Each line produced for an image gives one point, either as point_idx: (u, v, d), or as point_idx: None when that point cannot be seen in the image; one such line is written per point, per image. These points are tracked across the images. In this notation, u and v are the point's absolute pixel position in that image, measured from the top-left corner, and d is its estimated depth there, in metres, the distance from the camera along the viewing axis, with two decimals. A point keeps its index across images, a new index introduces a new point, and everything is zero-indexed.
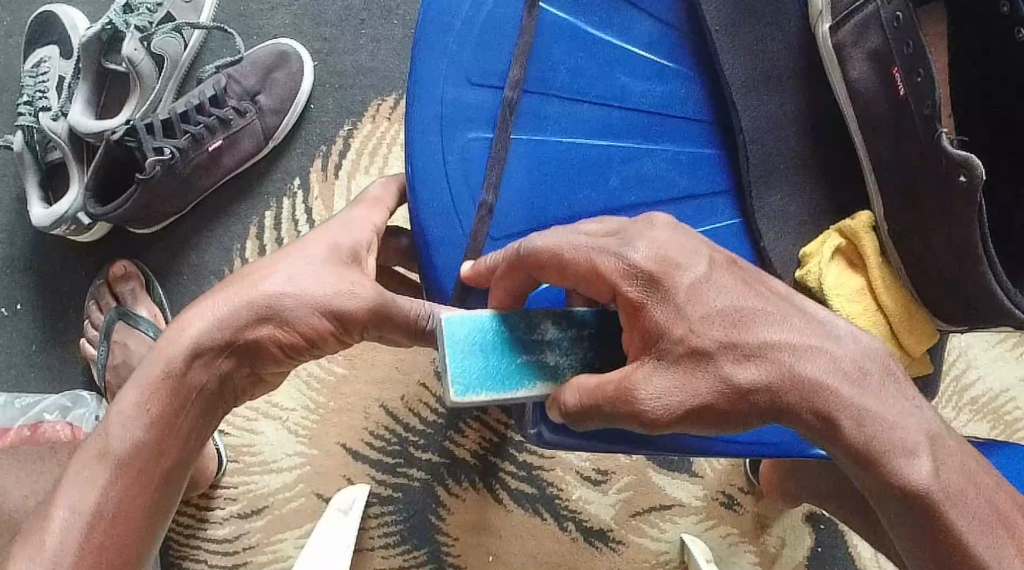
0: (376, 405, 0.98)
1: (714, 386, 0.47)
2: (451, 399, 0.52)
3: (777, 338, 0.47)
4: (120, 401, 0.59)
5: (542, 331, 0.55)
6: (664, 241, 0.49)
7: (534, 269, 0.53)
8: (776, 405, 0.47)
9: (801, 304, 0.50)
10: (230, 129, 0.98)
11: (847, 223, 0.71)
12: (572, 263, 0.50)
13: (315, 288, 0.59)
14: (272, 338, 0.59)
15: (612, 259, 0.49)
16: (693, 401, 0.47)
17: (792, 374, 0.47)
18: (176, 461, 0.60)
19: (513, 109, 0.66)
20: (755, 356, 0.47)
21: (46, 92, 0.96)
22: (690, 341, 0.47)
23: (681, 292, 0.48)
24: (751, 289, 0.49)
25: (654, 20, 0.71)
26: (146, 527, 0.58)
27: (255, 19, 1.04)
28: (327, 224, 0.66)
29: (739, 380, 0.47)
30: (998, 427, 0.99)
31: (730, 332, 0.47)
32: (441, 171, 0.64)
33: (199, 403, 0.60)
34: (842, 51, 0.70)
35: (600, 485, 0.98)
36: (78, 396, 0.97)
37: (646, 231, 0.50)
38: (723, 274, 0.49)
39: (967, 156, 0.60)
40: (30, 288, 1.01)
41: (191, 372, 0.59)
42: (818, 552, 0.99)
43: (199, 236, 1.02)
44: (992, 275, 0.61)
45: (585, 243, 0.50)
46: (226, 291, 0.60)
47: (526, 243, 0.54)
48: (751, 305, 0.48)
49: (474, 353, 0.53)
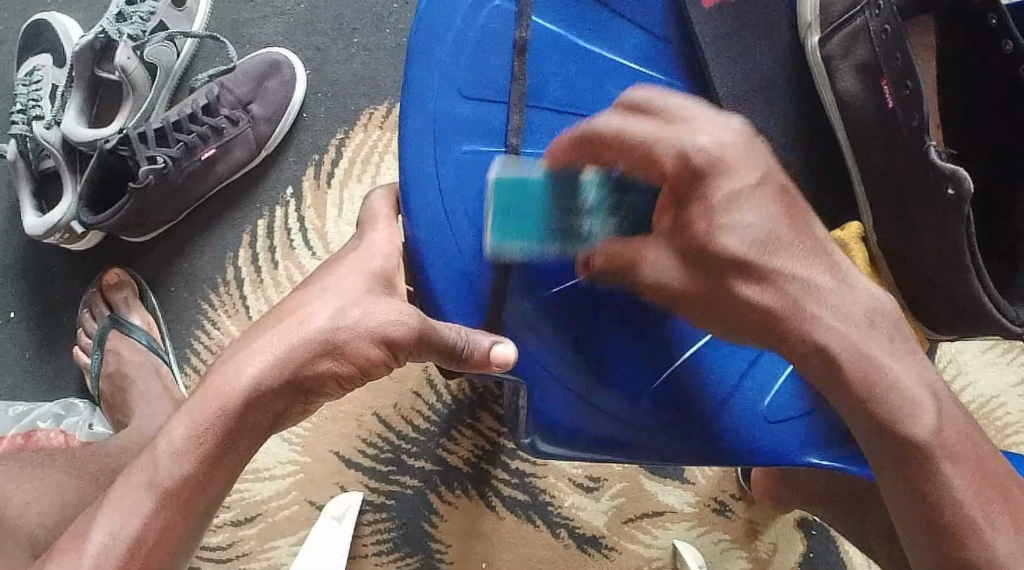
0: (369, 414, 0.98)
1: (712, 287, 0.56)
2: (487, 250, 0.61)
3: (790, 270, 0.55)
4: (166, 438, 0.56)
5: (580, 197, 0.58)
6: (724, 140, 0.54)
7: (594, 148, 0.56)
8: (768, 324, 0.56)
9: (832, 250, 0.56)
10: (223, 138, 0.99)
11: (837, 233, 0.72)
12: (631, 148, 0.54)
13: (364, 320, 0.58)
14: (330, 373, 0.58)
15: (669, 149, 0.53)
16: (687, 284, 0.58)
17: (799, 305, 0.55)
18: (218, 493, 0.58)
19: (522, 125, 0.65)
20: (763, 279, 0.55)
21: (39, 100, 0.97)
22: (705, 241, 0.55)
23: (718, 197, 0.54)
24: (787, 214, 0.56)
25: (644, 31, 0.71)
26: (179, 549, 0.57)
27: (249, 27, 1.04)
28: (350, 250, 0.63)
29: (742, 292, 0.55)
30: (990, 432, 1.00)
31: (748, 252, 0.55)
32: (435, 184, 0.61)
33: (250, 439, 0.58)
34: (831, 63, 0.72)
35: (592, 492, 0.99)
36: (71, 404, 0.99)
37: (707, 124, 0.54)
38: (765, 192, 0.55)
39: (954, 169, 0.62)
40: (22, 297, 1.01)
41: (248, 412, 0.57)
42: (810, 558, 0.99)
43: (192, 244, 1.02)
44: (982, 288, 0.63)
45: (647, 133, 0.54)
46: (273, 330, 0.58)
47: (593, 119, 0.56)
48: (781, 234, 0.55)
49: (511, 214, 0.59)
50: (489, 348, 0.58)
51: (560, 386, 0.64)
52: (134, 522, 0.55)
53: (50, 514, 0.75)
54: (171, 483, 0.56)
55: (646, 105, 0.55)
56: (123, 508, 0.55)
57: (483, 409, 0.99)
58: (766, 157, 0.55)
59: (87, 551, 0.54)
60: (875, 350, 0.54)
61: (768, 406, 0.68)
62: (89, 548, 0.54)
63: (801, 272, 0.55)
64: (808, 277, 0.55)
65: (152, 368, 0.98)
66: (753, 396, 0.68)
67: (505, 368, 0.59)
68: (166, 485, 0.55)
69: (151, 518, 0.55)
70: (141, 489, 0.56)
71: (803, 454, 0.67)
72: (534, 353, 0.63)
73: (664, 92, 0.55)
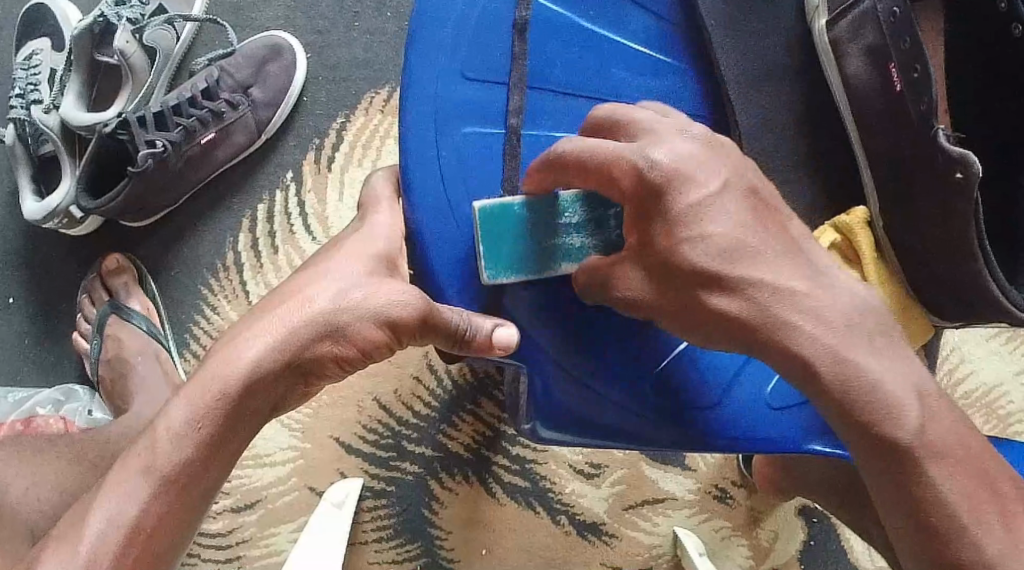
0: (368, 399, 0.98)
1: (687, 300, 0.53)
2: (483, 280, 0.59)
3: (758, 277, 0.51)
4: (165, 423, 0.56)
5: (561, 217, 0.59)
6: (682, 154, 0.52)
7: (562, 173, 0.55)
8: (748, 335, 0.52)
9: (807, 252, 0.53)
10: (223, 122, 0.98)
11: (843, 218, 0.73)
12: (593, 165, 0.53)
13: (368, 301, 0.57)
14: (330, 355, 0.57)
15: (628, 166, 0.52)
16: (656, 301, 0.54)
17: (770, 313, 0.51)
18: (217, 477, 0.58)
19: (523, 106, 0.64)
20: (733, 290, 0.52)
21: (37, 85, 0.96)
22: (669, 255, 0.52)
23: (680, 210, 0.51)
24: (756, 221, 0.52)
25: (655, 17, 0.70)
26: (178, 535, 0.57)
27: (249, 11, 1.03)
28: (355, 231, 0.63)
29: (712, 302, 0.52)
30: (993, 420, 1.00)
31: (717, 264, 0.51)
32: (436, 169, 0.59)
33: (252, 420, 0.58)
34: (839, 47, 0.73)
35: (594, 478, 0.98)
36: (70, 390, 0.99)
37: (662, 141, 0.52)
38: (729, 200, 0.52)
39: (963, 153, 0.61)
40: (21, 283, 1.00)
41: (248, 395, 0.56)
42: (811, 546, 0.99)
43: (192, 229, 1.01)
44: (987, 268, 0.63)
45: (608, 149, 0.52)
46: (275, 313, 0.57)
47: (556, 144, 0.55)
48: (750, 241, 0.52)
49: (503, 241, 0.59)
50: (489, 331, 0.58)
51: (559, 373, 0.64)
52: (133, 506, 0.55)
53: (49, 500, 0.76)
54: (172, 467, 0.55)
55: (611, 126, 0.54)
56: (124, 492, 0.55)
57: (485, 396, 0.98)
58: (730, 162, 0.53)
59: (85, 535, 0.54)
60: (853, 352, 0.51)
61: (769, 393, 0.66)
62: (88, 532, 0.54)
63: (774, 280, 0.51)
64: (779, 284, 0.52)
65: (151, 354, 0.98)
66: (754, 382, 0.66)
67: (507, 352, 0.59)
68: (166, 469, 0.55)
69: (150, 502, 0.55)
70: (138, 473, 0.55)
71: (806, 442, 0.66)
72: (533, 340, 0.63)
73: (623, 110, 0.55)
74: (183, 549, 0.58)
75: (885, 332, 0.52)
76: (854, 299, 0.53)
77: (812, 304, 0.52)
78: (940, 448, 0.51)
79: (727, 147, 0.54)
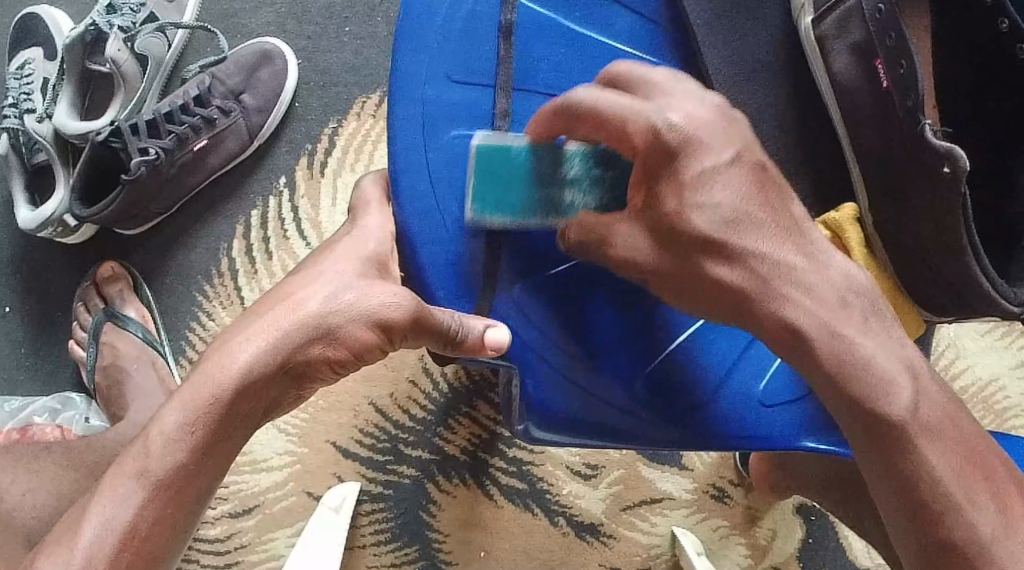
0: (365, 403, 0.98)
1: (690, 268, 0.54)
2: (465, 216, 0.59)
3: (761, 250, 0.53)
4: (158, 429, 0.56)
5: (564, 168, 0.58)
6: (697, 119, 0.52)
7: (575, 124, 0.55)
8: (745, 308, 0.54)
9: (808, 230, 0.54)
10: (216, 129, 0.99)
11: (833, 215, 0.76)
12: (608, 120, 0.53)
13: (359, 302, 0.57)
14: (323, 357, 0.57)
15: (642, 124, 0.52)
16: (657, 263, 0.56)
17: (768, 284, 0.52)
18: (209, 482, 0.58)
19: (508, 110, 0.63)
20: (732, 259, 0.53)
21: (31, 94, 0.97)
22: (674, 220, 0.53)
23: (688, 175, 0.53)
24: (760, 194, 0.53)
25: (636, 14, 0.71)
26: (172, 541, 0.57)
27: (240, 18, 1.03)
28: (346, 234, 0.63)
29: (712, 269, 0.54)
30: (989, 415, 1.00)
31: (721, 232, 0.53)
32: (424, 171, 0.58)
33: (245, 426, 0.58)
34: (825, 43, 0.76)
35: (590, 480, 0.98)
36: (67, 398, 0.99)
37: (680, 102, 0.53)
38: (737, 173, 0.53)
39: (951, 148, 0.61)
40: (17, 292, 1.01)
41: (240, 400, 0.56)
42: (809, 544, 0.99)
43: (186, 236, 1.01)
44: (977, 263, 0.63)
45: (622, 105, 0.52)
46: (266, 317, 0.57)
47: (572, 92, 0.55)
48: (754, 212, 0.53)
49: (494, 182, 0.58)
50: (481, 332, 0.58)
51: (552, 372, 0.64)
52: (126, 511, 0.55)
53: (46, 506, 0.76)
54: (164, 472, 0.55)
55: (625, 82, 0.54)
56: (116, 498, 0.55)
57: (481, 398, 0.98)
58: (743, 134, 0.54)
59: (78, 542, 0.54)
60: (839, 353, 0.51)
61: (760, 392, 0.67)
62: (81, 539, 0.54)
63: (774, 253, 0.52)
64: (775, 256, 0.53)
65: (147, 361, 0.98)
66: (747, 380, 0.67)
67: (498, 353, 0.59)
68: (159, 475, 0.55)
69: (144, 507, 0.55)
70: (132, 478, 0.55)
71: (799, 439, 0.65)
72: (528, 338, 0.63)
73: (645, 67, 0.54)
74: (176, 554, 0.58)
75: (872, 327, 0.52)
76: (844, 292, 0.52)
77: (795, 304, 0.52)
78: (929, 447, 0.51)
79: (741, 120, 0.54)
